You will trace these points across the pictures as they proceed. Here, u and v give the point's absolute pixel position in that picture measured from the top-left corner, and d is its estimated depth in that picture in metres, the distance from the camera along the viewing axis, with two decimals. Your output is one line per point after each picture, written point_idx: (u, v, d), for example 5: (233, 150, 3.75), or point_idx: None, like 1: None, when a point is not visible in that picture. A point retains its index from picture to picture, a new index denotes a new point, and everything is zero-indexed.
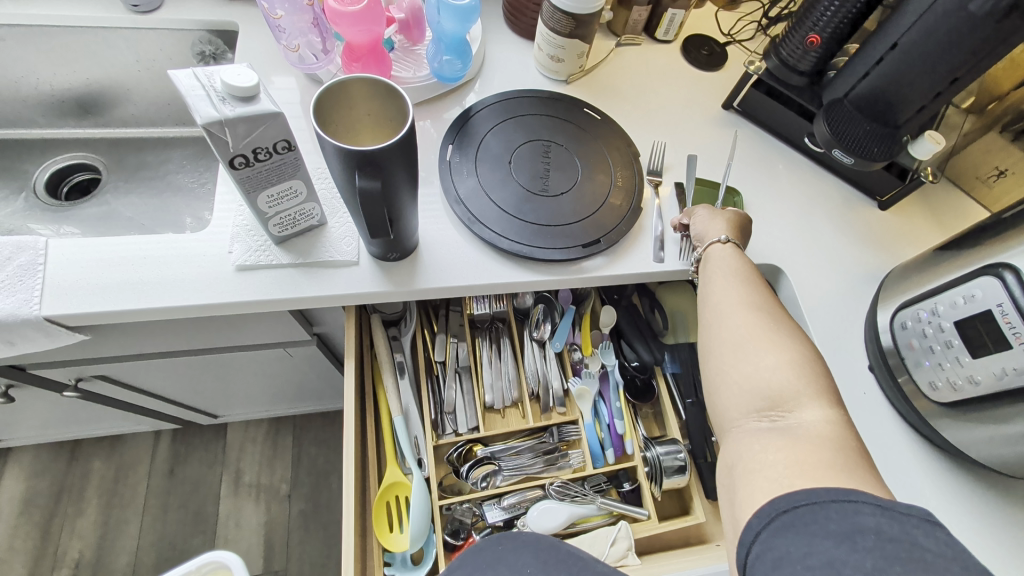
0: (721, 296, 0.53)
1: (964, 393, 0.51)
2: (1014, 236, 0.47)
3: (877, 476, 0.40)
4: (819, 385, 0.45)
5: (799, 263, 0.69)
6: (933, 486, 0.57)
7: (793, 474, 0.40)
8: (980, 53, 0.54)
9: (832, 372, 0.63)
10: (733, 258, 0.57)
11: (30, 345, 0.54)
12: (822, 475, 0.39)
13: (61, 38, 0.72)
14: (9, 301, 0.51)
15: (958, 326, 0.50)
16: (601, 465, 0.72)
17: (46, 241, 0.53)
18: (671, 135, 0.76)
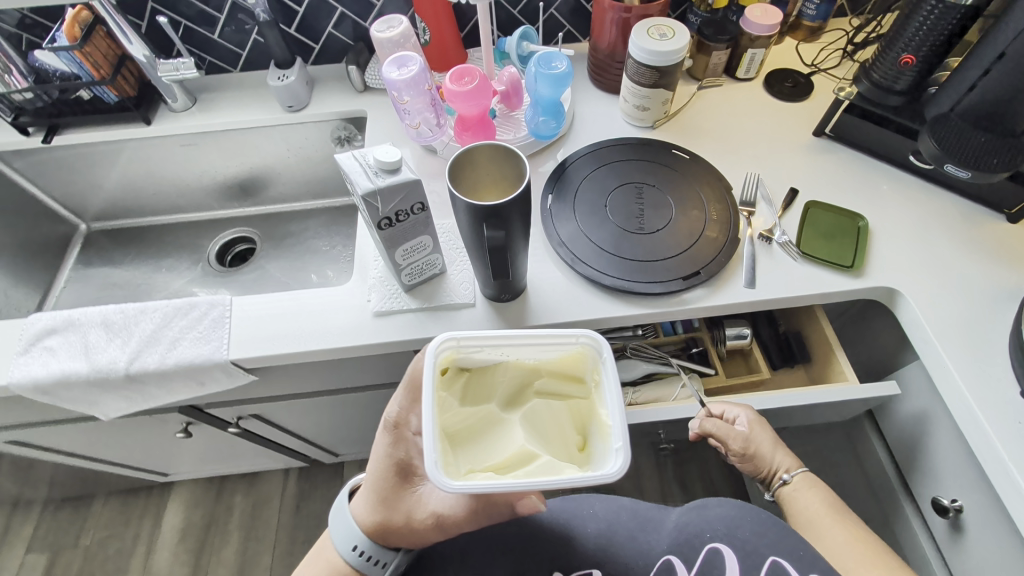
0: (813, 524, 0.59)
1: None
2: None
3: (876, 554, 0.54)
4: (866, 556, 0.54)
5: (918, 284, 0.66)
6: None
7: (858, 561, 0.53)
8: None
9: (975, 399, 0.58)
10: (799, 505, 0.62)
11: (216, 384, 0.65)
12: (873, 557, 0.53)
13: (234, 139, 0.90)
14: (205, 348, 0.63)
15: None
16: (670, 336, 0.81)
17: (231, 297, 0.66)
18: (763, 166, 0.77)
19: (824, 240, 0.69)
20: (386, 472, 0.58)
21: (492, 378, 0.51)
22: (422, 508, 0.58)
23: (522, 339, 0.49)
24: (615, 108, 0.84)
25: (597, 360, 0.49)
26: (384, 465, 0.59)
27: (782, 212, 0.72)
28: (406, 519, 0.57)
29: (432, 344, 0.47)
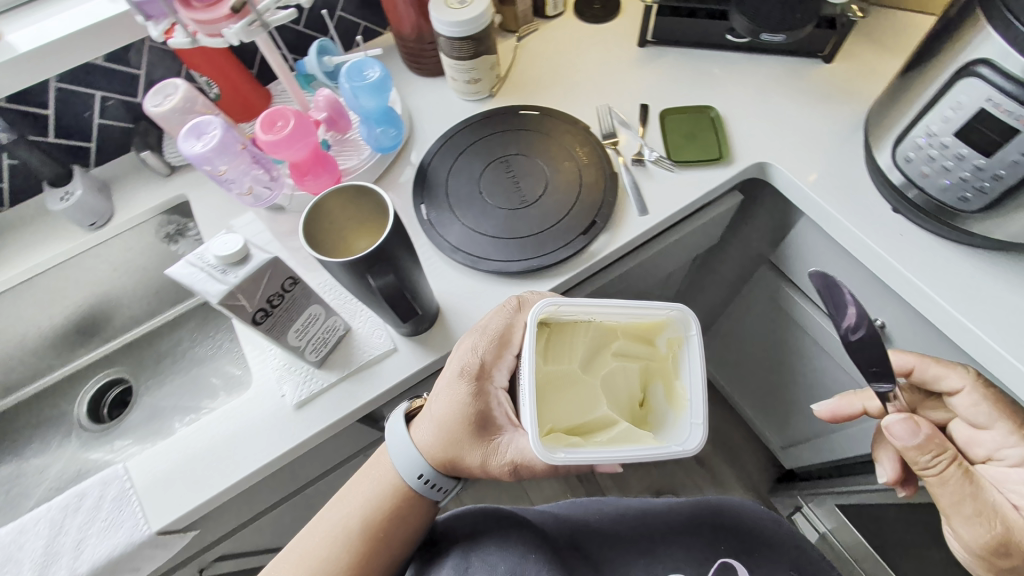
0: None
1: (994, 192, 0.52)
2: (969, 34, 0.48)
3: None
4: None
5: (779, 148, 0.70)
6: (1007, 287, 0.58)
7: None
8: None
9: (862, 229, 0.63)
10: None
11: (152, 563, 0.55)
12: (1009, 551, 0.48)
13: (42, 284, 0.75)
14: (118, 534, 0.53)
15: (959, 137, 0.51)
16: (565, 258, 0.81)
17: (124, 466, 0.55)
18: (607, 94, 0.77)
19: (687, 143, 0.71)
20: (461, 416, 0.53)
21: (573, 337, 0.54)
22: (493, 459, 0.52)
23: (614, 308, 0.52)
24: (448, 89, 0.80)
25: (676, 333, 0.54)
26: (455, 414, 0.53)
27: (642, 129, 0.73)
28: (474, 468, 0.53)
29: (535, 306, 0.50)
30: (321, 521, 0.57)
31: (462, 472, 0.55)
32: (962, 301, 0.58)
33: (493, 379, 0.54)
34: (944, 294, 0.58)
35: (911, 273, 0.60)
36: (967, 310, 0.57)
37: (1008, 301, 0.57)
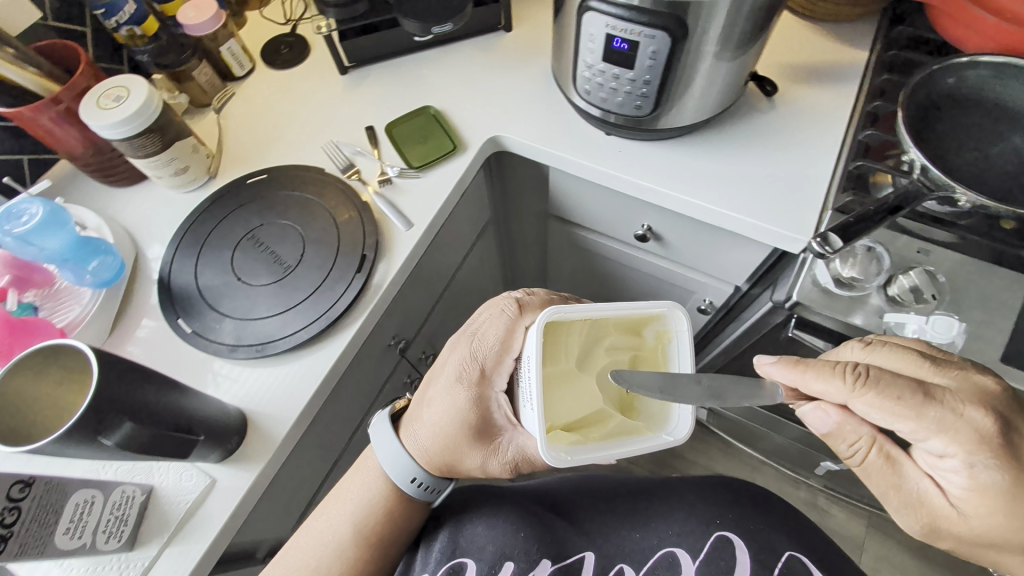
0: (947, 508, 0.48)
1: (653, 95, 0.60)
2: None
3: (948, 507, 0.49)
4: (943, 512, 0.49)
5: (500, 119, 0.75)
6: (704, 158, 0.69)
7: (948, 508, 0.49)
8: None
9: (589, 159, 0.71)
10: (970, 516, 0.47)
11: None
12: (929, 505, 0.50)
13: None
14: None
15: (605, 62, 0.58)
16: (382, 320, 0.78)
17: None
18: (330, 129, 0.76)
19: (419, 147, 0.73)
20: (462, 422, 0.61)
21: (567, 338, 0.54)
22: (491, 460, 0.62)
23: (610, 310, 0.52)
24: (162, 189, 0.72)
25: (668, 327, 0.56)
26: (455, 427, 0.62)
27: (375, 151, 0.74)
28: (474, 467, 0.63)
29: (539, 317, 0.49)
30: (328, 533, 0.65)
31: (457, 469, 0.66)
32: (681, 184, 0.68)
33: (479, 391, 0.61)
34: (667, 184, 0.68)
35: (639, 179, 0.69)
36: (687, 189, 0.68)
37: (710, 169, 0.68)
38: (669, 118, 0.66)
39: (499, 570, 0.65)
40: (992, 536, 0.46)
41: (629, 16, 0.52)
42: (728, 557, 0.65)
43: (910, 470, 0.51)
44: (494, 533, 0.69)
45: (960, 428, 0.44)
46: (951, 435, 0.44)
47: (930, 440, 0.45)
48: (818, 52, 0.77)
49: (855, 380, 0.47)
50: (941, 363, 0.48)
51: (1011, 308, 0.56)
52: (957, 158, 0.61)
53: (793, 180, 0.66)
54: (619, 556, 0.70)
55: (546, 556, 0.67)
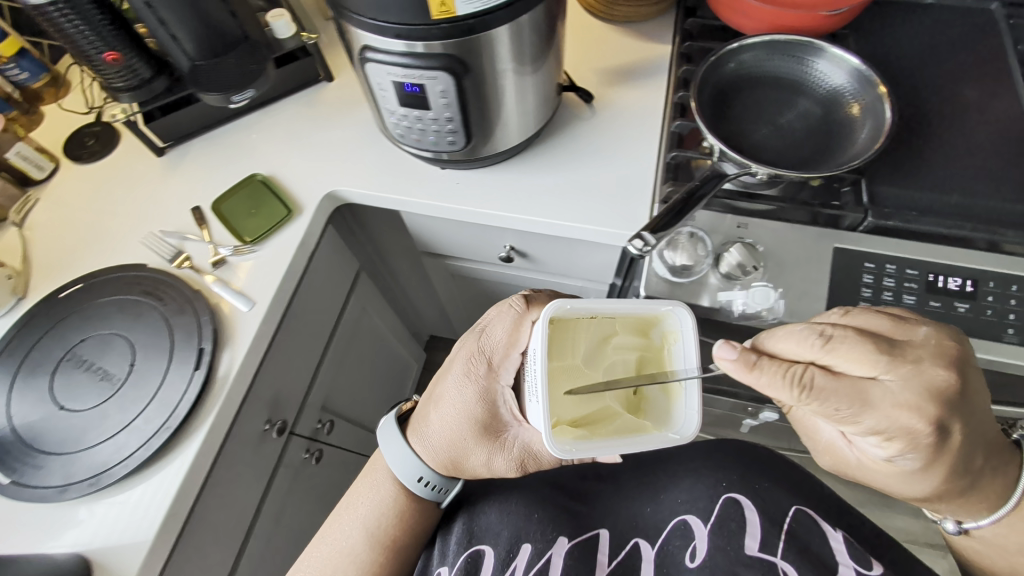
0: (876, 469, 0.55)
1: (459, 133, 0.59)
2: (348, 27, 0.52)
3: (876, 470, 0.55)
4: (873, 470, 0.55)
5: (335, 173, 0.73)
6: (539, 176, 0.71)
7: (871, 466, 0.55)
8: None
9: (430, 196, 0.71)
10: (889, 476, 0.54)
11: None
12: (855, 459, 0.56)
13: None
14: None
15: (403, 107, 0.57)
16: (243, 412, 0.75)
17: None
18: (151, 217, 0.71)
19: (250, 220, 0.70)
20: (469, 416, 0.65)
21: (574, 334, 0.54)
22: (495, 457, 0.66)
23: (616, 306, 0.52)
24: None
25: (674, 327, 0.55)
26: (462, 423, 0.65)
27: (203, 233, 0.69)
28: (480, 464, 0.67)
29: (544, 310, 0.50)
30: (342, 538, 0.70)
31: (463, 469, 0.69)
32: (522, 204, 0.69)
33: (478, 377, 0.64)
34: (508, 208, 0.69)
35: (481, 207, 0.70)
36: (529, 209, 0.69)
37: (546, 185, 0.70)
38: (490, 145, 0.67)
39: (516, 554, 0.67)
40: (895, 482, 0.54)
41: (407, 61, 0.51)
42: (737, 518, 0.60)
43: (837, 430, 0.56)
44: (507, 517, 0.71)
45: (895, 430, 0.46)
46: (887, 437, 0.47)
47: (867, 438, 0.48)
48: (626, 52, 0.81)
49: (800, 390, 0.47)
50: (895, 359, 0.46)
51: (823, 261, 0.61)
52: (755, 133, 0.66)
53: (621, 180, 0.70)
54: (631, 531, 0.67)
55: (561, 532, 0.67)
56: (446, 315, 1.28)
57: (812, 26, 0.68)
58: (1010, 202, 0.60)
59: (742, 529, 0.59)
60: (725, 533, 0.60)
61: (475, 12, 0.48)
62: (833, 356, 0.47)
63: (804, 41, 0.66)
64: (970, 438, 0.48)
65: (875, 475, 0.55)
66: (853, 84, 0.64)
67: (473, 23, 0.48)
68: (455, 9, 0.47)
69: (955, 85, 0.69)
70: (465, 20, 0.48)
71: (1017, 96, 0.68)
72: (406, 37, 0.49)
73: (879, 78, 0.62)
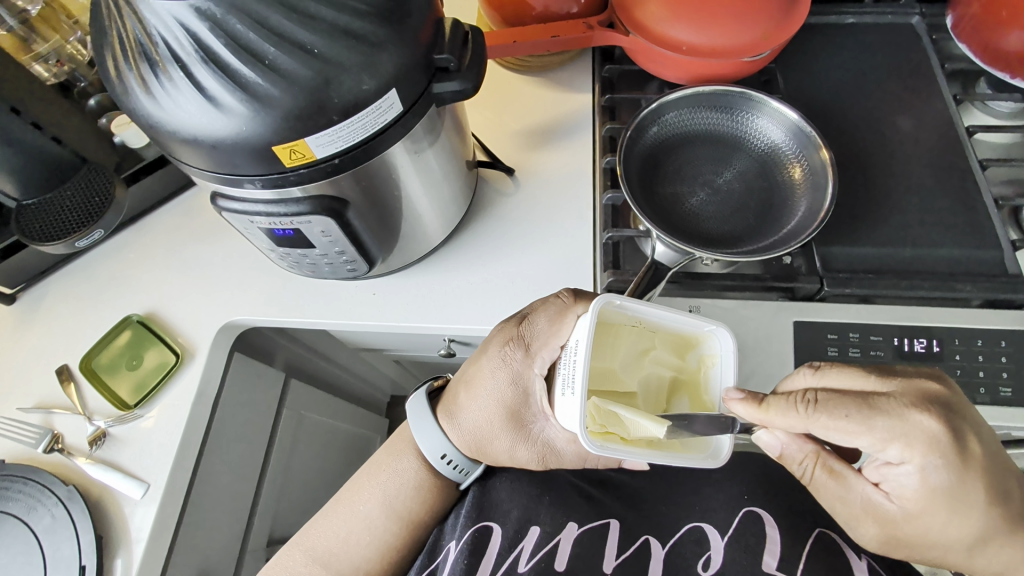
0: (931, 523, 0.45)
1: (358, 260, 0.51)
2: (191, 174, 0.41)
3: (934, 521, 0.44)
4: (929, 522, 0.45)
5: (224, 298, 0.62)
6: (468, 272, 0.62)
7: (923, 518, 0.45)
8: None
9: (343, 315, 0.60)
10: (954, 522, 0.44)
11: None
12: (908, 520, 0.46)
13: None
14: None
15: (282, 246, 0.48)
16: None
17: None
18: (5, 395, 0.59)
19: (131, 378, 0.58)
20: (500, 399, 0.54)
21: (615, 336, 0.48)
22: (521, 447, 0.55)
23: (663, 313, 0.46)
24: None
25: (711, 349, 0.49)
26: (493, 404, 0.54)
27: (74, 401, 0.57)
28: (503, 452, 0.56)
29: (594, 303, 0.43)
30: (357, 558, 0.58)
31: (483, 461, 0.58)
32: (452, 310, 0.60)
33: (510, 355, 0.52)
34: (438, 318, 0.60)
35: (404, 321, 0.60)
36: (461, 314, 0.60)
37: (477, 284, 0.62)
38: (400, 255, 0.58)
39: (525, 535, 0.55)
40: (954, 523, 0.44)
41: (271, 209, 0.42)
42: (758, 533, 0.52)
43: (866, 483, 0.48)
44: (519, 495, 0.58)
45: (910, 434, 0.41)
46: (905, 442, 0.41)
47: (888, 452, 0.42)
48: (545, 105, 0.73)
49: (805, 406, 0.43)
50: (883, 373, 0.44)
51: (786, 338, 0.56)
52: (691, 198, 0.60)
53: (557, 266, 0.62)
54: (642, 525, 0.55)
55: (571, 516, 0.55)
56: (398, 382, 1.17)
57: (735, 71, 0.64)
58: (960, 249, 0.57)
59: (762, 546, 0.51)
60: (745, 547, 0.52)
61: (339, 151, 0.38)
62: (827, 378, 0.45)
63: (740, 93, 0.60)
64: (991, 443, 0.43)
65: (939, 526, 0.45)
66: (790, 142, 0.59)
67: (339, 161, 0.39)
68: (310, 153, 0.37)
69: (887, 116, 0.65)
70: (327, 160, 0.39)
71: (953, 120, 0.65)
72: (271, 186, 0.40)
73: (820, 140, 0.57)
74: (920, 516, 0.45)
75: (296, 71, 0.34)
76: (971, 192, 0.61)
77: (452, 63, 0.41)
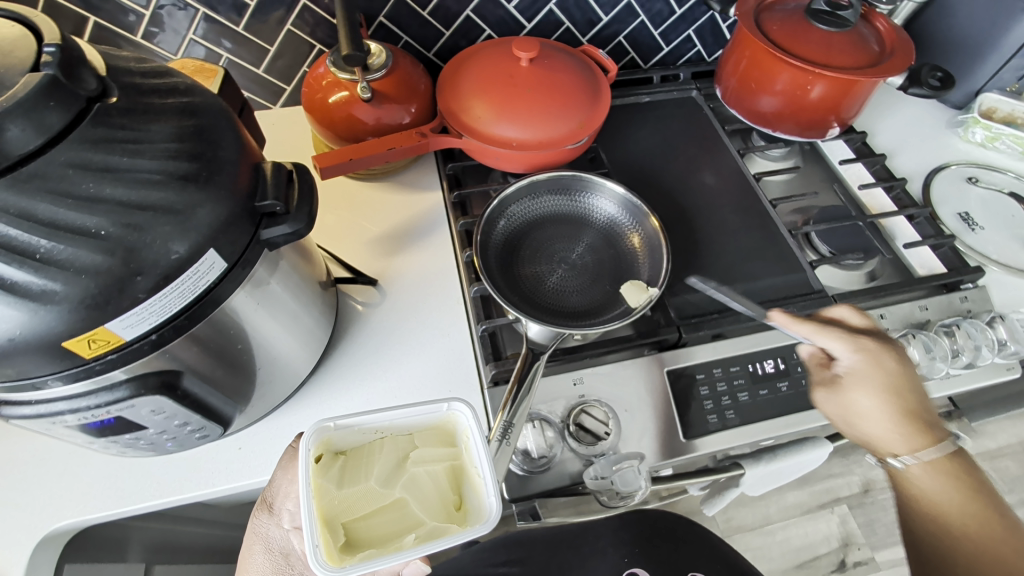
0: (872, 423, 0.52)
1: (208, 425, 0.45)
2: None
3: (881, 421, 0.51)
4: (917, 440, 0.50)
5: (38, 507, 0.50)
6: (345, 398, 0.58)
7: (866, 417, 0.52)
8: None
9: (200, 484, 0.52)
10: (887, 421, 0.51)
11: None
12: (850, 413, 0.53)
13: None
14: None
15: (102, 435, 0.41)
16: None
17: None
18: None
19: None
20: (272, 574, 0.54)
21: (367, 455, 0.44)
22: None
23: (383, 415, 0.43)
24: None
25: (464, 424, 0.44)
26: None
27: None
28: None
29: (302, 441, 0.40)
30: None
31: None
32: None
33: (260, 522, 0.53)
34: None
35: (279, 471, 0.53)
36: None
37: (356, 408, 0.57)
38: (263, 398, 0.52)
39: None
40: (886, 425, 0.51)
41: (75, 404, 0.36)
42: None
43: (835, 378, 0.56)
44: None
45: (867, 350, 0.52)
46: (853, 344, 0.52)
47: (841, 352, 0.52)
48: (397, 208, 0.73)
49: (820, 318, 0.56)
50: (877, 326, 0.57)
51: (664, 389, 0.59)
52: (551, 275, 0.63)
53: (441, 370, 0.60)
54: None
55: None
56: None
57: (564, 156, 0.70)
58: (775, 276, 0.67)
59: None
60: None
61: (156, 324, 0.34)
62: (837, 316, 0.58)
63: (574, 176, 0.66)
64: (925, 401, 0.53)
65: (864, 418, 0.52)
66: (626, 215, 0.66)
67: (157, 335, 0.35)
68: (116, 337, 0.33)
69: (693, 174, 0.76)
70: (143, 337, 0.35)
71: (744, 169, 0.77)
72: (68, 380, 0.34)
73: (648, 209, 0.64)
74: (854, 417, 0.53)
75: (81, 257, 0.30)
76: (770, 225, 0.72)
77: (279, 207, 0.39)
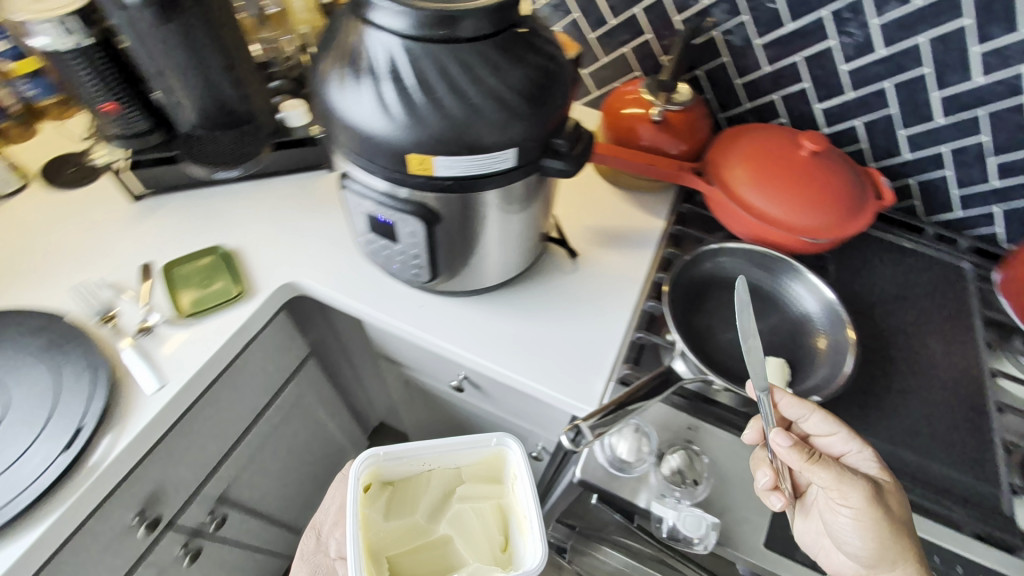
0: (885, 494, 0.51)
1: (425, 267, 0.59)
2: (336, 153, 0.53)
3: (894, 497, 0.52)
4: None
5: (298, 263, 0.70)
6: (505, 319, 0.68)
7: (895, 502, 0.51)
8: (225, 44, 0.64)
9: (386, 311, 0.67)
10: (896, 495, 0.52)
11: None
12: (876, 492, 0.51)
13: None
14: None
15: (373, 230, 0.58)
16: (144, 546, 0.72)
17: None
18: (100, 264, 0.68)
19: (197, 293, 0.66)
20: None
21: (414, 490, 0.69)
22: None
23: (433, 449, 0.66)
24: None
25: (513, 461, 0.66)
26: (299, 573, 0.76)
27: (142, 297, 0.65)
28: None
29: (353, 465, 0.63)
30: None
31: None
32: (482, 343, 0.66)
33: (309, 550, 0.78)
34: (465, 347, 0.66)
35: (435, 337, 0.66)
36: (485, 349, 0.65)
37: (508, 331, 0.67)
38: (460, 279, 0.65)
39: None
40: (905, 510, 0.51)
41: (382, 197, 0.52)
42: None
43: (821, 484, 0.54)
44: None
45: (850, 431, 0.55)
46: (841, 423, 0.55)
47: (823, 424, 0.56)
48: (621, 213, 0.83)
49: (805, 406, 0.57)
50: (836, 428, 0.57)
51: None
52: (721, 333, 0.67)
53: (581, 344, 0.67)
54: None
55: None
56: (395, 413, 1.17)
57: (795, 246, 0.72)
58: (958, 473, 0.59)
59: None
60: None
61: (453, 176, 0.48)
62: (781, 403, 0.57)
63: (786, 261, 0.69)
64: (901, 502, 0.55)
65: (894, 503, 0.51)
66: (821, 317, 0.66)
67: (449, 183, 0.49)
68: (433, 168, 0.47)
69: (919, 332, 0.71)
70: (442, 179, 0.49)
71: (982, 358, 0.69)
72: (389, 180, 0.50)
73: (850, 324, 0.63)
74: (891, 507, 0.50)
75: (450, 107, 0.45)
76: (983, 426, 0.63)
77: (565, 148, 0.51)
